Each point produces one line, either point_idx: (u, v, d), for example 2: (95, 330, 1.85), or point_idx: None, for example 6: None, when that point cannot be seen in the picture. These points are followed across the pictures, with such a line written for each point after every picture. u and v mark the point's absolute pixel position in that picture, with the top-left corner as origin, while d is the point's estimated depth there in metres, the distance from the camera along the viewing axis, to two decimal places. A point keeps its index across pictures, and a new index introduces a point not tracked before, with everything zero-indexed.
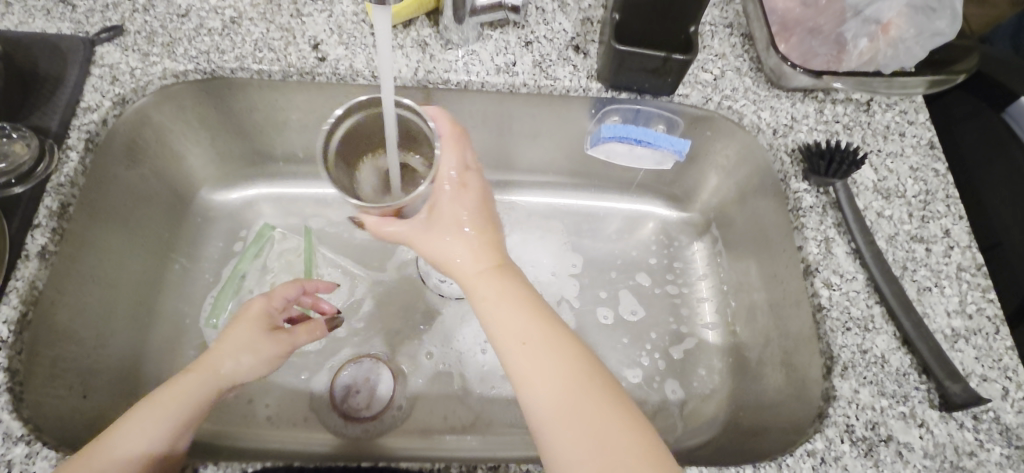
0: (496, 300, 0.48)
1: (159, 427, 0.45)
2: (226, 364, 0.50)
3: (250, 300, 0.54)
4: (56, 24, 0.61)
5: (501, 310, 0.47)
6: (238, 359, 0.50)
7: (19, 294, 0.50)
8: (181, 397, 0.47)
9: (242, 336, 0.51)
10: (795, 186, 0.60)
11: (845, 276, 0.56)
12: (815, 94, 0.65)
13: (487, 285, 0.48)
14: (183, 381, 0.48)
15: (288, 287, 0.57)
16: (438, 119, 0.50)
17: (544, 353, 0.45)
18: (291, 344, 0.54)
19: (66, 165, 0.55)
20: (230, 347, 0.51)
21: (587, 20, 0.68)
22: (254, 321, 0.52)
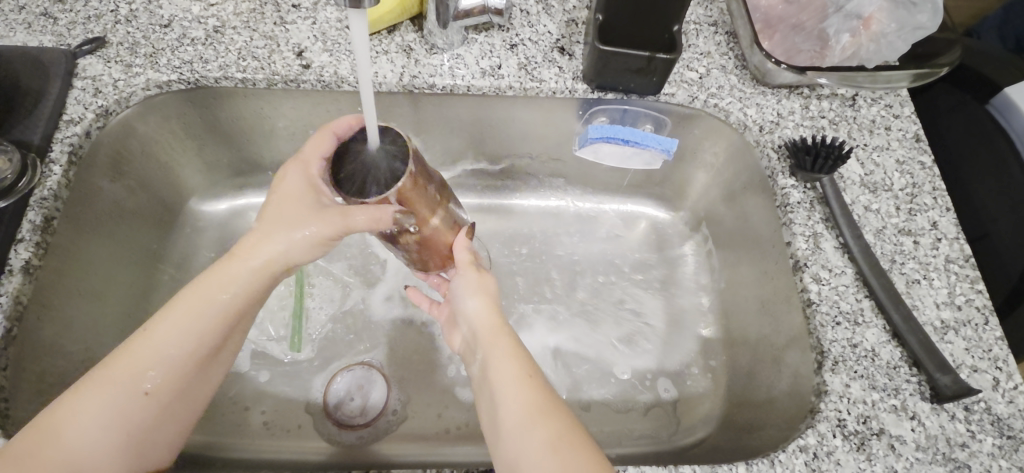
0: (493, 351, 0.47)
1: (203, 323, 0.46)
2: (272, 247, 0.49)
3: (287, 173, 0.52)
4: (37, 37, 0.61)
5: (495, 359, 0.46)
6: (285, 242, 0.49)
7: (3, 311, 0.49)
8: (224, 288, 0.48)
9: (286, 214, 0.50)
10: (782, 182, 0.61)
11: (834, 271, 0.56)
12: (800, 90, 0.65)
13: (485, 339, 0.48)
14: (228, 270, 0.48)
15: (320, 140, 0.52)
16: None
17: (524, 400, 0.43)
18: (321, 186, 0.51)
19: (49, 178, 0.55)
20: (280, 228, 0.49)
21: (571, 21, 0.68)
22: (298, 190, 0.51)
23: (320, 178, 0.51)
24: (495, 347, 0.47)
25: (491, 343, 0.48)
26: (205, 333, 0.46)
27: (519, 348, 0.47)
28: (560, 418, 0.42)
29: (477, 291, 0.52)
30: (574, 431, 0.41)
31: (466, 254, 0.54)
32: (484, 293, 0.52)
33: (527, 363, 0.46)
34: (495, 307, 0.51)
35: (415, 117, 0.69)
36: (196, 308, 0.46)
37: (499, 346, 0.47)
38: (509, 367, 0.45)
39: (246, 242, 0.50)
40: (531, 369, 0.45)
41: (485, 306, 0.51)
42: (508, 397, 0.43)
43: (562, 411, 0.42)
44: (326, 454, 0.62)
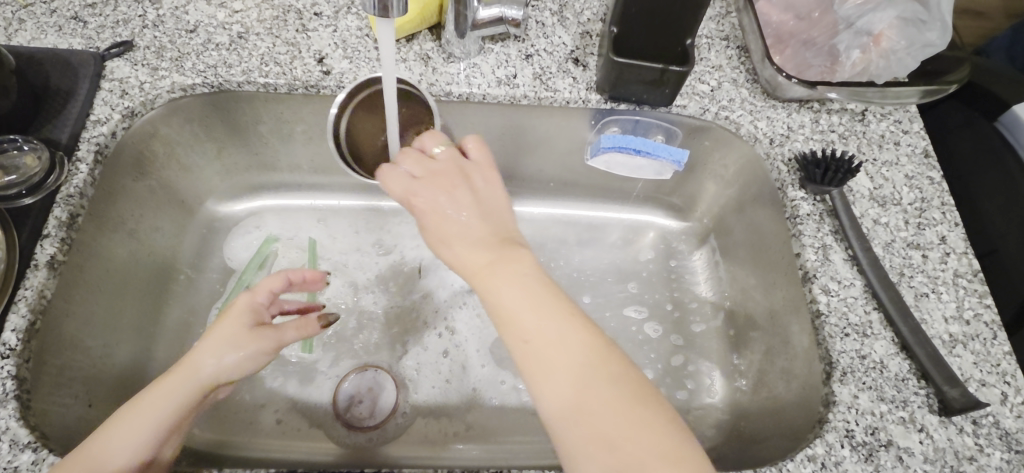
0: (500, 286, 0.43)
1: (144, 432, 0.43)
2: (208, 365, 0.46)
3: (237, 299, 0.50)
4: (68, 39, 0.63)
5: (510, 303, 0.43)
6: (221, 357, 0.46)
7: (27, 304, 0.50)
8: (160, 401, 0.44)
9: (225, 334, 0.47)
10: (792, 194, 0.61)
11: (843, 283, 0.56)
12: (810, 104, 0.66)
13: (489, 276, 0.44)
14: (160, 382, 0.45)
15: (273, 280, 0.52)
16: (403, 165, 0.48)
17: (562, 354, 0.41)
18: (251, 309, 0.50)
19: (75, 176, 0.56)
20: (215, 344, 0.46)
21: (586, 33, 0.69)
22: (240, 315, 0.49)
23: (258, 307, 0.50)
24: (498, 283, 0.43)
25: (488, 270, 0.44)
26: (143, 446, 0.43)
27: (530, 268, 0.44)
28: (596, 360, 0.41)
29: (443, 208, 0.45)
30: (657, 415, 0.39)
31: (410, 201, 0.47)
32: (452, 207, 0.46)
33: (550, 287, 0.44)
34: (471, 228, 0.45)
35: None
36: (133, 423, 0.43)
37: (504, 277, 0.43)
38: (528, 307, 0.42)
39: (189, 356, 0.46)
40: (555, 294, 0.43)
41: (476, 232, 0.45)
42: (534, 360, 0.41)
43: (599, 343, 0.42)
44: (335, 455, 0.63)
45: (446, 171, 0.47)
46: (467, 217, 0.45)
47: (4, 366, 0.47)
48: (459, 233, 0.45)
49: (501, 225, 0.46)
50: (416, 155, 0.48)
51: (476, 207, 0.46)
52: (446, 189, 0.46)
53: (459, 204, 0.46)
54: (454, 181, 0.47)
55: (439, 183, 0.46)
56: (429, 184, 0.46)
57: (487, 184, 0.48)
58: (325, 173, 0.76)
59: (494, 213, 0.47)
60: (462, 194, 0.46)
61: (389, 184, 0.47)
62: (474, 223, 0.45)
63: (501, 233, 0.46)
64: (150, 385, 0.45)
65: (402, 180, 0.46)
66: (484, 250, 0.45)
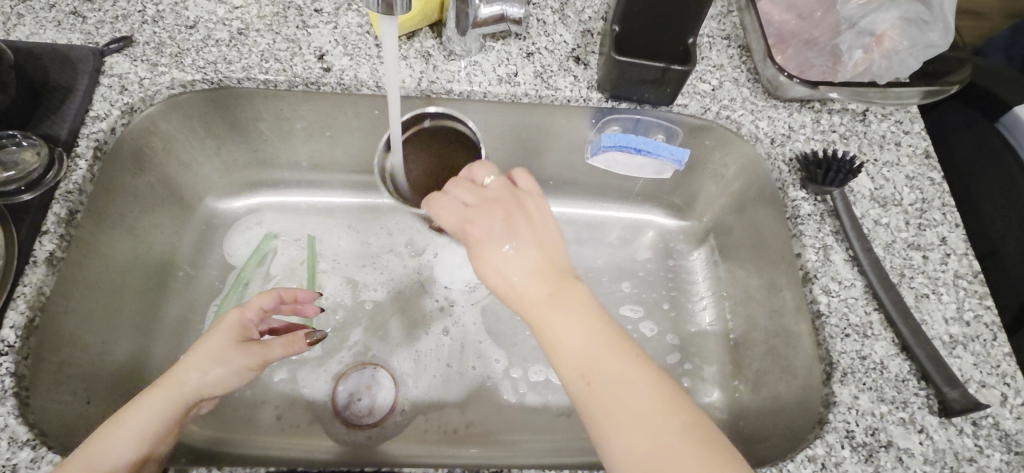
0: (559, 328, 0.43)
1: (122, 446, 0.42)
2: (191, 378, 0.45)
3: (225, 313, 0.50)
4: (67, 34, 0.62)
5: (571, 346, 0.43)
6: (202, 372, 0.45)
7: (26, 300, 0.50)
8: (140, 415, 0.44)
9: (209, 348, 0.47)
10: (794, 194, 0.61)
11: (844, 283, 0.56)
12: (811, 104, 0.66)
13: (549, 316, 0.43)
14: (144, 394, 0.45)
15: (265, 297, 0.53)
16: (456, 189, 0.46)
17: (629, 400, 0.40)
18: (239, 323, 0.49)
19: (75, 173, 0.56)
20: (198, 358, 0.46)
21: (587, 31, 0.69)
22: (227, 329, 0.48)
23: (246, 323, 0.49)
24: (558, 324, 0.43)
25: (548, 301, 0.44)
26: (121, 461, 0.42)
27: (590, 308, 0.44)
28: (664, 405, 0.40)
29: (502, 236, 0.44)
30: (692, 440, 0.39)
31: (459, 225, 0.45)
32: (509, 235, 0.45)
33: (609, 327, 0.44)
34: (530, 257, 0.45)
35: None
36: (111, 436, 0.42)
37: (563, 317, 0.43)
38: (591, 349, 0.42)
39: (173, 370, 0.46)
40: (615, 334, 0.43)
41: (533, 264, 0.44)
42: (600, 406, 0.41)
43: (665, 386, 0.42)
44: (335, 452, 0.63)
45: (502, 201, 0.46)
46: (524, 251, 0.44)
47: (3, 362, 0.47)
48: (515, 267, 0.44)
49: (557, 259, 0.46)
50: (469, 184, 0.46)
51: (535, 241, 0.45)
52: (502, 219, 0.45)
53: (518, 237, 0.45)
54: (511, 211, 0.45)
55: (496, 212, 0.45)
56: (486, 214, 0.45)
57: (542, 215, 0.47)
58: (325, 171, 0.76)
59: (552, 247, 0.46)
60: (519, 222, 0.45)
61: (443, 214, 0.46)
62: (533, 258, 0.45)
63: (557, 268, 0.45)
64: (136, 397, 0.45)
65: (456, 210, 0.45)
66: (542, 288, 0.44)
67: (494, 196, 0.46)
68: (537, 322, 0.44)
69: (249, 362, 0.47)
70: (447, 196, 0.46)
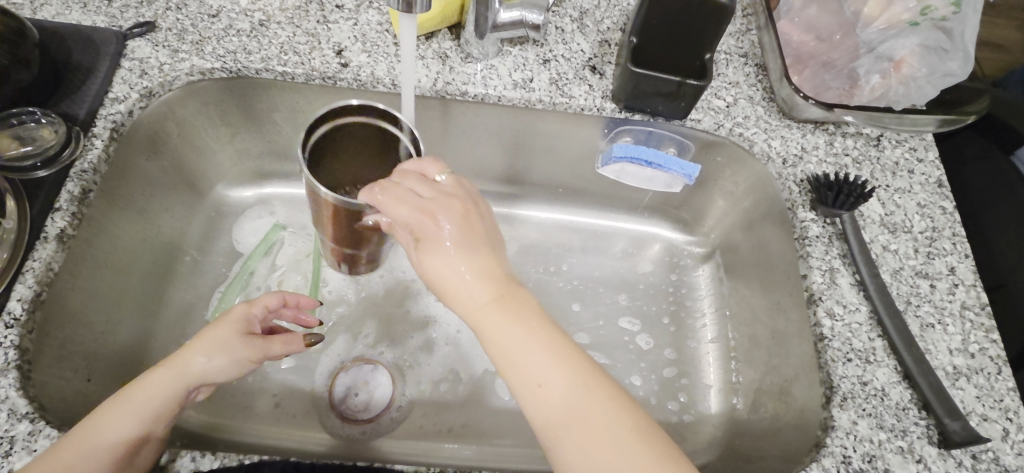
0: (505, 331, 0.43)
1: (126, 427, 0.43)
2: (197, 363, 0.46)
3: (232, 306, 0.51)
4: (91, 17, 0.63)
5: (516, 350, 0.43)
6: (210, 357, 0.46)
7: (34, 275, 0.51)
8: (144, 397, 0.44)
9: (216, 337, 0.48)
10: (803, 215, 0.61)
11: (848, 307, 0.56)
12: (826, 126, 0.66)
13: (494, 320, 0.43)
14: (147, 376, 0.45)
15: (270, 296, 0.54)
16: (406, 177, 0.44)
17: (575, 403, 0.42)
18: (245, 314, 0.50)
19: (90, 152, 0.56)
20: (205, 344, 0.47)
21: (605, 42, 0.69)
22: (235, 321, 0.49)
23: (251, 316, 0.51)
24: (506, 331, 0.43)
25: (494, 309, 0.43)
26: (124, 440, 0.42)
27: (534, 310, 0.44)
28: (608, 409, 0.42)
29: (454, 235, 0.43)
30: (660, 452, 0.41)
31: (408, 216, 0.42)
32: (461, 234, 0.43)
33: (552, 327, 0.44)
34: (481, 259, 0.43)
35: (443, 123, 0.71)
36: (116, 416, 0.43)
37: (509, 320, 0.43)
38: (537, 352, 0.43)
39: (178, 354, 0.47)
40: (555, 333, 0.44)
41: (482, 266, 0.43)
42: (547, 409, 0.42)
43: (607, 385, 0.43)
44: (328, 446, 0.63)
45: (456, 201, 0.44)
46: (473, 253, 0.43)
47: (8, 335, 0.48)
48: (463, 268, 0.43)
49: (501, 261, 0.45)
50: (420, 180, 0.44)
51: (484, 243, 0.44)
52: (456, 216, 0.43)
53: (467, 238, 0.43)
54: (464, 213, 0.44)
55: (449, 212, 0.43)
56: (439, 214, 0.43)
57: (487, 217, 0.46)
58: None
59: (496, 249, 0.45)
60: (472, 223, 0.44)
61: (393, 208, 0.42)
62: (481, 260, 0.43)
63: (502, 269, 0.45)
64: (137, 379, 0.45)
65: (410, 203, 0.42)
66: (488, 291, 0.44)
67: (445, 190, 0.44)
68: (481, 325, 0.44)
69: (256, 352, 0.48)
70: (397, 183, 0.43)
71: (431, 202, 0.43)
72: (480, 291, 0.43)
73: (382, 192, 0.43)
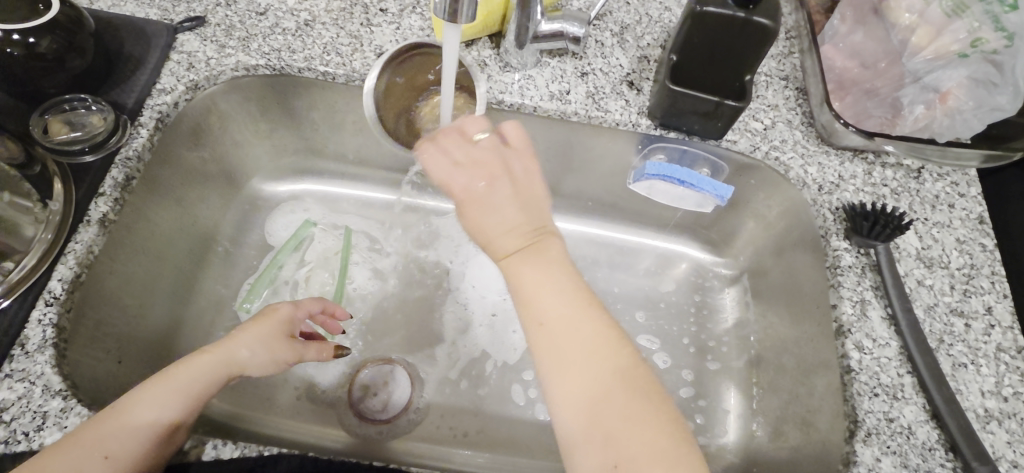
0: (536, 289, 0.42)
1: (167, 410, 0.44)
2: (242, 354, 0.48)
3: (278, 305, 0.53)
4: (145, 9, 0.65)
5: (532, 294, 0.42)
6: (254, 351, 0.49)
7: (76, 257, 0.52)
8: (187, 380, 0.45)
9: (261, 333, 0.50)
10: (836, 243, 0.60)
11: (878, 342, 0.55)
12: (865, 155, 0.65)
13: (517, 267, 0.42)
14: (191, 359, 0.46)
15: (311, 301, 0.57)
16: (448, 135, 0.44)
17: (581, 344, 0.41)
18: (290, 313, 0.53)
19: (136, 140, 0.58)
20: (250, 338, 0.49)
21: (644, 57, 0.69)
22: (280, 321, 0.51)
23: (294, 318, 0.53)
24: (526, 274, 0.42)
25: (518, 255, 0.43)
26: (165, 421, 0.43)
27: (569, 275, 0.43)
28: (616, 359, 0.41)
29: (484, 188, 0.42)
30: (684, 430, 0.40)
31: (439, 174, 0.43)
32: (490, 189, 0.42)
33: (582, 290, 0.43)
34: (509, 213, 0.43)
35: None
36: (159, 397, 0.44)
37: (541, 279, 0.42)
38: (557, 303, 0.42)
39: (222, 341, 0.48)
40: (588, 301, 0.42)
41: (510, 221, 0.43)
42: (563, 363, 0.40)
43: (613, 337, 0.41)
44: (344, 443, 0.63)
45: (489, 161, 0.43)
46: (509, 212, 0.43)
47: (47, 313, 0.49)
48: (491, 223, 0.43)
49: (538, 219, 0.44)
50: (459, 138, 0.44)
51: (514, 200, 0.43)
52: (489, 180, 0.43)
53: (497, 199, 0.43)
54: (500, 174, 0.43)
55: (482, 173, 0.43)
56: (472, 173, 0.42)
57: (528, 177, 0.44)
58: (370, 165, 0.78)
59: (535, 208, 0.44)
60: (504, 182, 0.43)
61: (430, 166, 0.43)
62: (516, 218, 0.43)
63: (540, 228, 0.44)
64: (178, 361, 0.46)
65: (444, 167, 0.43)
66: (522, 245, 0.43)
67: (479, 150, 0.43)
68: (514, 283, 0.42)
69: (293, 355, 0.51)
70: (437, 140, 0.44)
71: (462, 161, 0.43)
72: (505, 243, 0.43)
73: (422, 146, 0.43)
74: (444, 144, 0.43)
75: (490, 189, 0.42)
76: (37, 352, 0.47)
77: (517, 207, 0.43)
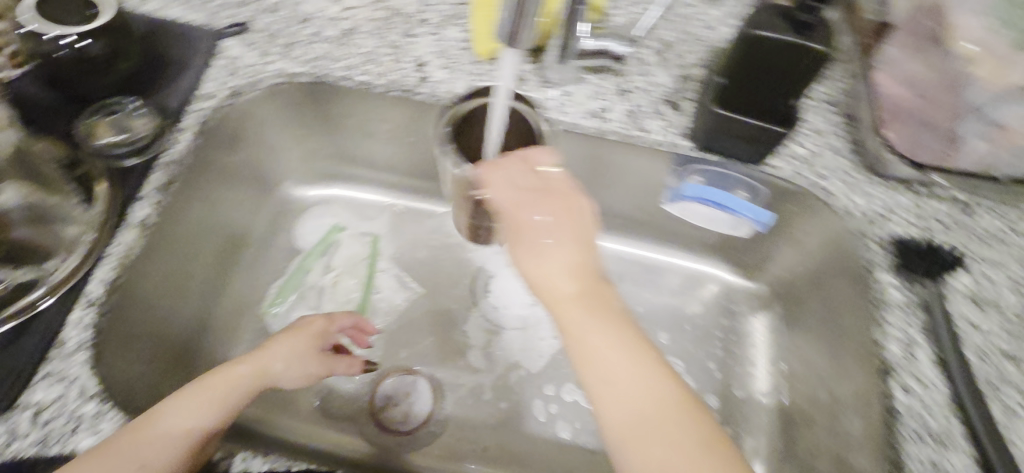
0: (592, 335, 0.42)
1: (204, 417, 0.44)
2: (278, 366, 0.49)
3: (312, 318, 0.54)
4: (190, 13, 0.66)
5: (591, 342, 0.42)
6: (288, 366, 0.50)
7: (119, 260, 0.53)
8: (228, 388, 0.46)
9: (297, 346, 0.51)
10: (883, 278, 0.58)
11: (926, 384, 0.53)
12: (912, 186, 0.62)
13: (575, 312, 0.43)
14: (229, 368, 0.47)
15: (345, 316, 0.58)
16: (512, 159, 0.45)
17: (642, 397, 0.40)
18: (324, 328, 0.54)
19: (177, 145, 0.59)
20: (286, 351, 0.50)
21: (685, 76, 0.68)
22: (313, 335, 0.53)
23: (328, 333, 0.55)
24: (584, 321, 0.42)
25: (575, 300, 0.43)
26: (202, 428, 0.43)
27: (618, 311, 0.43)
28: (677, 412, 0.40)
29: (545, 224, 0.43)
30: None
31: (502, 199, 0.44)
32: (552, 223, 0.44)
33: (640, 338, 0.43)
34: (569, 251, 0.44)
35: None
36: (199, 403, 0.44)
37: (593, 318, 0.43)
38: (616, 354, 0.42)
39: (260, 352, 0.49)
40: (646, 352, 0.42)
41: (567, 260, 0.44)
42: (625, 414, 0.40)
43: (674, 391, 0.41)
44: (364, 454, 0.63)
45: (555, 195, 0.44)
46: (564, 246, 0.43)
47: (87, 315, 0.50)
48: (549, 260, 0.43)
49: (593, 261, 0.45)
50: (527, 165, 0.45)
51: (573, 238, 0.44)
52: (551, 213, 0.44)
53: (558, 234, 0.44)
54: (560, 208, 0.44)
55: (544, 206, 0.44)
56: (535, 206, 0.44)
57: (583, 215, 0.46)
58: (402, 174, 0.77)
59: (589, 244, 0.45)
60: (564, 219, 0.44)
61: (494, 190, 0.44)
62: (572, 258, 0.44)
63: (591, 265, 0.45)
64: (214, 369, 0.47)
65: (510, 192, 0.44)
66: (579, 288, 0.43)
67: (543, 182, 0.45)
68: (563, 317, 0.43)
69: (324, 370, 0.52)
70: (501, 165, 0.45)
71: (525, 190, 0.44)
72: (563, 284, 0.43)
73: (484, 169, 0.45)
74: (510, 169, 0.44)
75: (551, 228, 0.44)
76: (74, 353, 0.48)
77: (574, 244, 0.44)
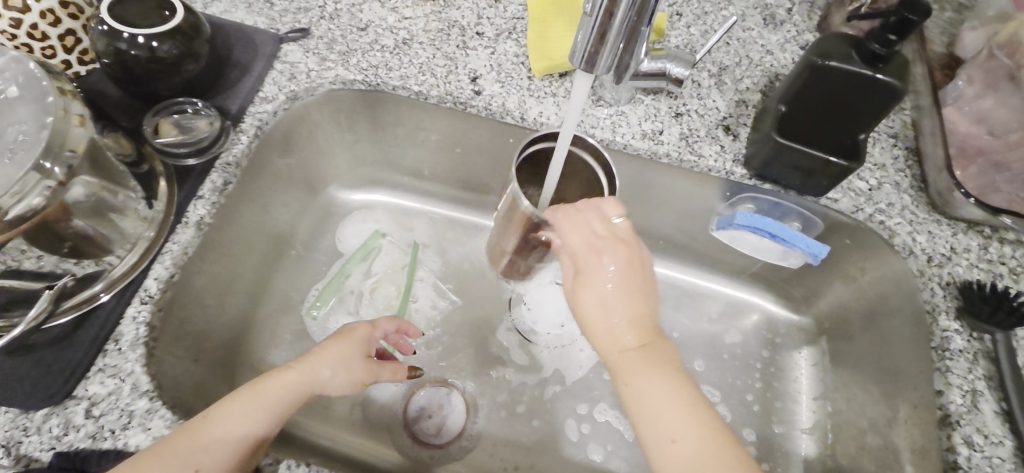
0: (649, 389, 0.42)
1: (256, 422, 0.44)
2: (324, 373, 0.49)
3: (357, 324, 0.54)
4: (253, 17, 0.68)
5: (649, 395, 0.42)
6: (335, 371, 0.49)
7: (172, 257, 0.54)
8: (280, 394, 0.46)
9: (342, 351, 0.51)
10: (945, 323, 0.55)
11: (991, 439, 0.50)
12: (980, 228, 0.60)
13: (634, 363, 0.43)
14: (281, 373, 0.47)
15: (387, 320, 0.58)
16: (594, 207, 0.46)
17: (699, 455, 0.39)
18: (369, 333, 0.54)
19: (235, 146, 0.60)
20: (332, 357, 0.50)
21: (742, 102, 0.66)
22: (358, 340, 0.53)
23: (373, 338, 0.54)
24: (640, 373, 0.42)
25: (635, 349, 0.43)
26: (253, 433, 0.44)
27: (677, 367, 0.43)
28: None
29: (614, 268, 0.44)
30: None
31: (577, 240, 0.45)
32: (622, 268, 0.44)
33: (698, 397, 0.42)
34: (634, 301, 0.44)
35: None
36: (250, 407, 0.44)
37: (653, 372, 0.42)
38: (674, 409, 0.41)
39: (307, 358, 0.49)
40: (704, 410, 0.41)
41: (629, 309, 0.44)
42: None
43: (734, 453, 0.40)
44: (396, 465, 0.63)
45: (626, 242, 0.45)
46: (627, 294, 0.44)
47: (142, 310, 0.51)
48: (612, 307, 0.44)
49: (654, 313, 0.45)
50: (599, 212, 0.46)
51: (639, 289, 0.45)
52: (622, 259, 0.45)
53: (625, 281, 0.44)
54: (631, 255, 0.45)
55: (616, 251, 0.45)
56: (608, 249, 0.45)
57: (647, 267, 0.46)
58: (446, 184, 0.77)
59: (652, 296, 0.45)
60: (632, 266, 0.45)
61: (571, 232, 0.45)
62: (634, 308, 0.44)
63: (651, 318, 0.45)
64: (266, 375, 0.47)
65: (584, 235, 0.45)
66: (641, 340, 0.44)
67: (619, 230, 0.46)
68: (621, 367, 0.43)
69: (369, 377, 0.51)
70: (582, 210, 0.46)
71: (602, 234, 0.45)
72: (622, 333, 0.44)
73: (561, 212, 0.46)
74: (589, 216, 0.46)
75: (620, 272, 0.44)
76: (129, 348, 0.49)
77: (638, 294, 0.44)
